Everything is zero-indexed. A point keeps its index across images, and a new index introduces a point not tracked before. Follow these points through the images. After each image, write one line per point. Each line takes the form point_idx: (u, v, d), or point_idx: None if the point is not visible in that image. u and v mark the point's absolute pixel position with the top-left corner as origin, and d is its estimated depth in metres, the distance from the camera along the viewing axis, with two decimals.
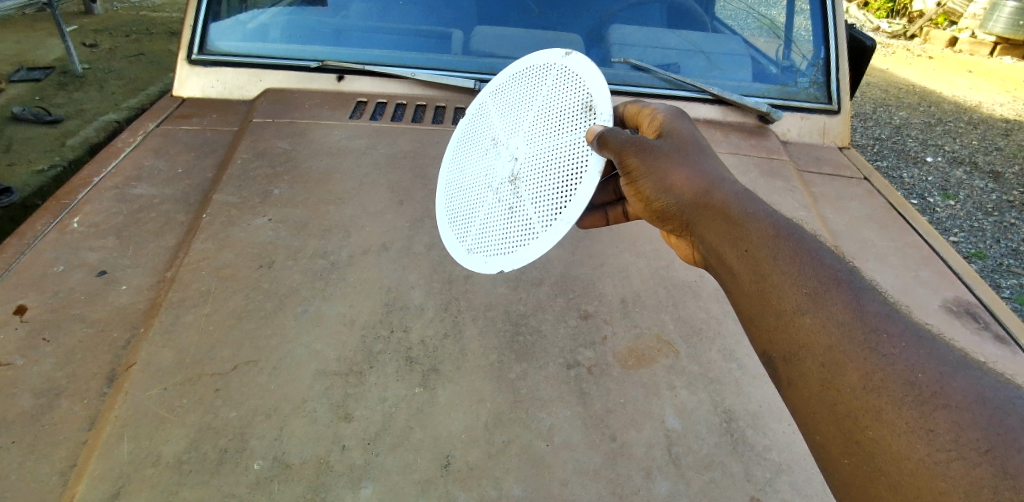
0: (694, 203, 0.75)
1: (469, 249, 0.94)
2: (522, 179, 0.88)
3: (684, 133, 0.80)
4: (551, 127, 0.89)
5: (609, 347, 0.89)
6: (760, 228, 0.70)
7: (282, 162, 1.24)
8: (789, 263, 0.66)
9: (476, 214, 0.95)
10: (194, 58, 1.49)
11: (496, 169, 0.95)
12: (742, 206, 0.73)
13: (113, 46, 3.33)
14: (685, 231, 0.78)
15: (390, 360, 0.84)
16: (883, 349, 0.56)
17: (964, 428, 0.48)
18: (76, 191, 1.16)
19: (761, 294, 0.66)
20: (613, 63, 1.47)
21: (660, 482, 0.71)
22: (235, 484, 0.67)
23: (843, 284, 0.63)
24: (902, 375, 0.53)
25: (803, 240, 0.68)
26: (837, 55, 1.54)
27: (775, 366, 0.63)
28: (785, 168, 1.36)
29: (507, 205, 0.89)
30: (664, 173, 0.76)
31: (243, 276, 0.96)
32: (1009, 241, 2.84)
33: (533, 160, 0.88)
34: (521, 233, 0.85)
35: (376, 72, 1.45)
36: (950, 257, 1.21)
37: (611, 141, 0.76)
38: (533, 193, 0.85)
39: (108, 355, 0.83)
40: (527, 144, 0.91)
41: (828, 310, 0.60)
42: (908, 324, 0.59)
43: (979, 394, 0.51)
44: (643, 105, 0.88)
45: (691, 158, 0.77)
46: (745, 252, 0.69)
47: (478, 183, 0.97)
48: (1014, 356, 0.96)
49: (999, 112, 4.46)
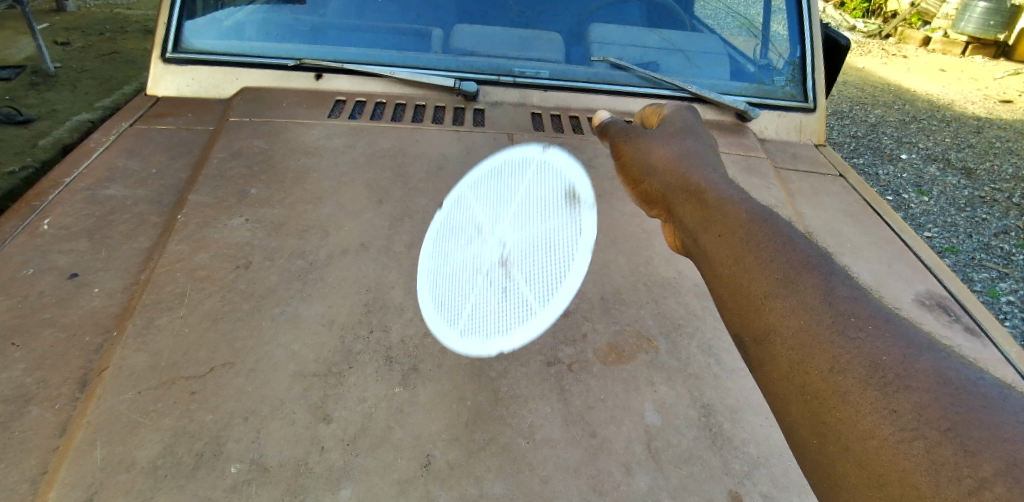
0: (675, 187, 0.90)
1: (460, 328, 0.91)
2: (507, 309, 0.94)
3: (678, 129, 1.00)
4: (528, 261, 1.01)
5: (590, 343, 0.90)
6: (736, 214, 0.78)
7: (260, 162, 1.22)
8: (770, 249, 0.71)
9: (460, 303, 0.96)
10: (168, 57, 1.46)
11: (481, 274, 1.02)
12: (720, 193, 0.83)
13: (87, 45, 3.26)
14: (668, 210, 0.91)
15: (369, 360, 0.83)
16: (849, 331, 0.58)
17: (926, 406, 0.48)
18: (46, 193, 1.13)
19: (734, 278, 0.71)
20: (594, 62, 1.51)
21: (640, 477, 0.72)
22: (210, 488, 0.66)
23: (816, 270, 0.67)
24: (867, 357, 0.54)
25: (778, 227, 0.75)
26: (813, 54, 1.57)
27: (748, 349, 0.66)
28: (762, 165, 1.38)
29: (494, 330, 0.91)
30: (647, 158, 0.98)
31: (219, 278, 0.95)
32: (981, 235, 2.91)
33: (516, 286, 0.98)
34: (518, 317, 0.93)
35: (355, 71, 1.44)
36: (923, 252, 1.23)
37: (610, 131, 1.06)
38: (520, 326, 0.92)
39: (80, 360, 0.81)
40: (511, 263, 1.02)
41: (799, 294, 0.64)
42: (877, 307, 0.61)
43: (940, 374, 0.51)
44: (659, 108, 1.07)
45: (677, 146, 0.96)
46: (721, 237, 0.76)
47: (461, 275, 1.02)
48: (984, 348, 0.99)
49: (970, 110, 4.57)
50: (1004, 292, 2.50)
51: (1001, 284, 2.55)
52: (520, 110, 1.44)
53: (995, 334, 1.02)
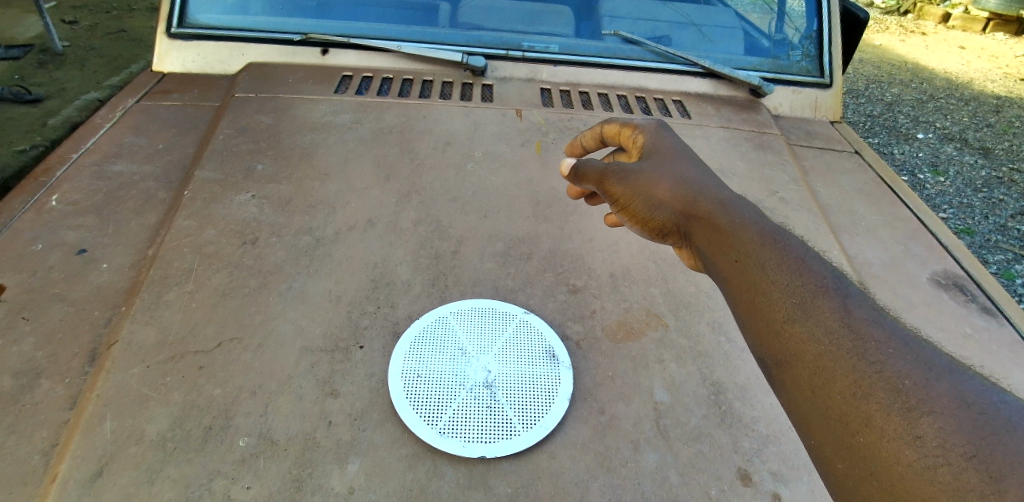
0: (686, 213, 0.72)
1: (440, 428, 0.71)
2: (503, 384, 0.77)
3: (664, 148, 0.79)
4: (534, 325, 0.86)
5: (598, 321, 0.89)
6: (746, 237, 0.67)
7: (265, 138, 1.21)
8: (780, 272, 0.63)
9: (446, 385, 0.76)
10: (173, 32, 1.43)
11: (480, 336, 0.83)
12: (729, 214, 0.70)
13: (94, 24, 3.22)
14: (685, 241, 0.74)
15: (377, 335, 0.83)
16: (869, 354, 0.53)
17: (949, 432, 0.46)
18: (52, 169, 1.12)
19: (753, 303, 0.63)
20: (604, 36, 1.47)
21: (648, 455, 0.72)
22: (220, 462, 0.67)
23: (831, 291, 0.60)
24: (889, 381, 0.51)
25: (789, 246, 0.66)
26: (830, 28, 1.52)
27: (769, 372, 0.61)
28: (776, 143, 1.36)
29: (481, 402, 0.74)
30: (649, 190, 0.73)
31: (226, 254, 0.94)
32: (997, 217, 2.86)
33: (518, 351, 0.81)
34: (520, 356, 0.81)
35: (361, 46, 1.41)
36: (939, 231, 1.20)
37: (589, 173, 0.78)
38: (516, 400, 0.75)
39: (89, 335, 0.82)
40: (515, 323, 0.85)
41: (818, 318, 0.58)
42: (895, 327, 0.56)
43: (961, 397, 0.48)
44: (622, 124, 0.86)
45: (673, 167, 0.75)
46: (735, 263, 0.66)
47: (453, 343, 0.81)
48: (999, 327, 0.97)
49: (989, 88, 4.45)
50: (1019, 274, 2.46)
51: (1016, 266, 2.51)
52: (529, 86, 1.43)
53: (1012, 313, 1.00)
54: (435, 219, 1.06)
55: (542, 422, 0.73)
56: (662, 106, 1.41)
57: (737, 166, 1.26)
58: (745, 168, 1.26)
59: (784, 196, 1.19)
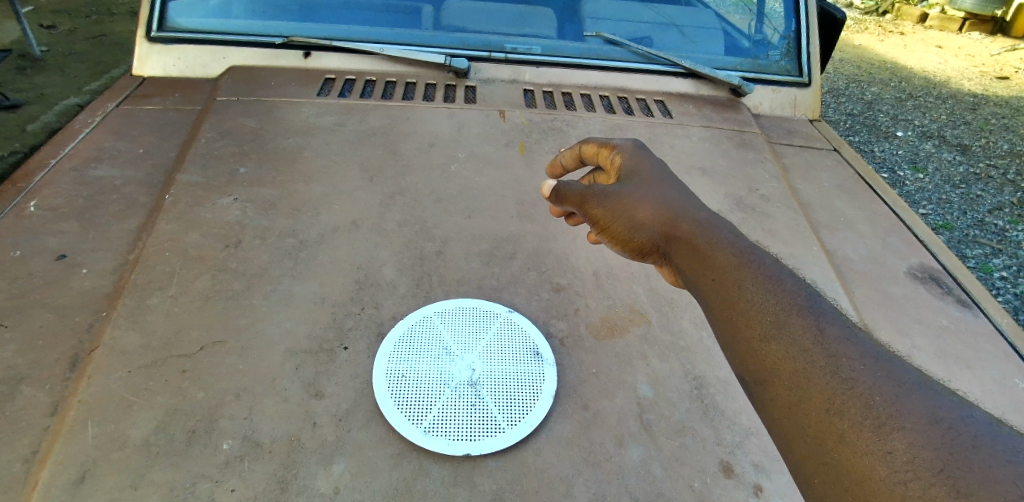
0: (665, 233, 0.73)
1: (425, 427, 0.71)
2: (488, 382, 0.77)
3: (644, 170, 0.78)
4: (518, 323, 0.86)
5: (583, 318, 0.90)
6: (724, 255, 0.68)
7: (249, 140, 1.20)
8: (756, 291, 0.64)
9: (432, 384, 0.76)
10: (154, 36, 1.42)
11: (465, 335, 0.83)
12: (708, 234, 0.70)
13: (74, 28, 3.19)
14: (666, 260, 0.74)
15: (362, 335, 0.84)
16: (842, 371, 0.54)
17: (920, 447, 0.46)
18: (33, 174, 1.11)
19: (732, 321, 0.63)
20: (587, 37, 1.48)
21: (632, 449, 0.73)
22: (205, 465, 0.67)
23: (804, 309, 0.61)
24: (860, 398, 0.52)
25: (765, 265, 0.66)
26: (808, 30, 1.55)
27: (748, 389, 0.61)
28: (757, 141, 1.38)
29: (467, 401, 0.75)
30: (630, 210, 0.74)
31: (210, 257, 0.94)
32: (975, 212, 2.92)
33: (503, 350, 0.82)
34: (505, 355, 0.81)
35: (345, 48, 1.41)
36: (916, 226, 1.23)
37: (570, 194, 0.76)
38: (500, 399, 0.76)
39: (71, 340, 0.81)
40: (500, 321, 0.86)
41: (792, 336, 0.59)
42: (868, 345, 0.57)
43: (930, 414, 0.49)
44: (601, 144, 0.85)
45: (652, 190, 0.76)
46: (713, 281, 0.66)
47: (438, 342, 0.82)
48: (974, 319, 1.00)
49: (966, 87, 4.54)
50: (997, 268, 2.50)
51: (994, 260, 2.56)
52: (513, 87, 1.44)
53: (986, 305, 1.02)
54: (420, 221, 1.06)
55: (527, 419, 0.74)
56: (644, 107, 1.43)
57: (719, 164, 1.28)
58: (727, 166, 1.28)
59: (765, 193, 1.21)
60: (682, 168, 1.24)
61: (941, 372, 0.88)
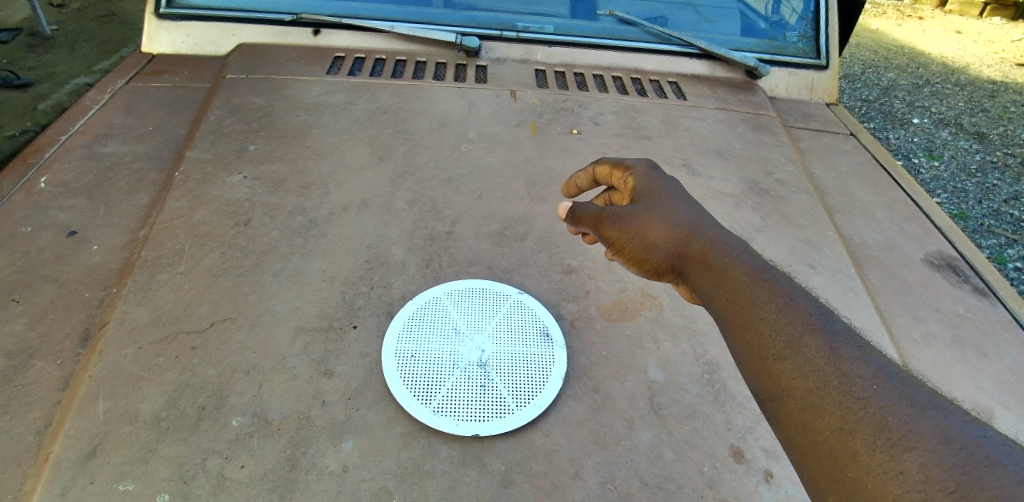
0: (677, 251, 0.69)
1: (434, 407, 0.71)
2: (497, 362, 0.77)
3: (657, 188, 0.75)
4: (528, 305, 0.86)
5: (594, 301, 0.89)
6: (737, 273, 0.65)
7: (258, 118, 1.19)
8: (769, 309, 0.61)
9: (441, 364, 0.76)
10: (163, 12, 1.41)
11: (476, 316, 0.83)
12: (722, 252, 0.67)
13: (83, 5, 3.15)
14: (682, 280, 0.71)
15: (371, 315, 0.83)
16: (855, 391, 0.52)
17: (932, 467, 0.44)
18: (42, 150, 1.11)
19: (746, 341, 0.61)
20: (600, 16, 1.43)
21: (643, 432, 0.72)
22: (214, 440, 0.67)
23: (818, 328, 0.58)
24: (873, 417, 0.49)
25: (779, 282, 0.63)
26: (827, 9, 1.51)
27: (764, 407, 0.59)
28: (772, 124, 1.36)
29: (476, 381, 0.74)
30: (643, 230, 0.71)
31: (219, 234, 0.93)
32: (991, 201, 2.87)
33: (513, 330, 0.81)
34: (514, 337, 0.80)
35: (354, 26, 1.38)
36: (934, 213, 1.20)
37: (585, 215, 0.75)
38: (509, 379, 0.75)
39: (81, 315, 0.81)
40: (509, 302, 0.85)
41: (805, 355, 0.56)
42: (882, 363, 0.54)
43: (942, 432, 0.46)
44: (614, 164, 0.82)
45: (664, 208, 0.72)
46: (727, 300, 0.64)
47: (447, 323, 0.81)
48: (991, 308, 0.98)
49: (985, 74, 4.44)
50: (1011, 258, 2.47)
51: (1009, 250, 2.52)
52: (525, 67, 1.42)
53: (1004, 294, 1.00)
54: (429, 200, 1.05)
55: (536, 400, 0.73)
56: (658, 88, 1.42)
57: (733, 147, 1.26)
58: (741, 149, 1.26)
59: (779, 177, 1.19)
60: (695, 151, 1.22)
61: (957, 360, 0.86)
